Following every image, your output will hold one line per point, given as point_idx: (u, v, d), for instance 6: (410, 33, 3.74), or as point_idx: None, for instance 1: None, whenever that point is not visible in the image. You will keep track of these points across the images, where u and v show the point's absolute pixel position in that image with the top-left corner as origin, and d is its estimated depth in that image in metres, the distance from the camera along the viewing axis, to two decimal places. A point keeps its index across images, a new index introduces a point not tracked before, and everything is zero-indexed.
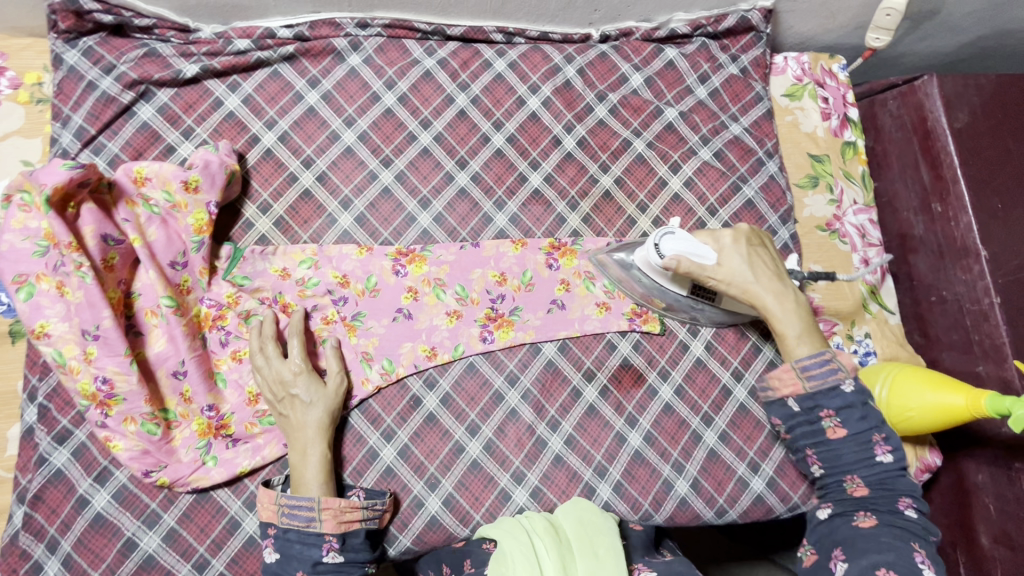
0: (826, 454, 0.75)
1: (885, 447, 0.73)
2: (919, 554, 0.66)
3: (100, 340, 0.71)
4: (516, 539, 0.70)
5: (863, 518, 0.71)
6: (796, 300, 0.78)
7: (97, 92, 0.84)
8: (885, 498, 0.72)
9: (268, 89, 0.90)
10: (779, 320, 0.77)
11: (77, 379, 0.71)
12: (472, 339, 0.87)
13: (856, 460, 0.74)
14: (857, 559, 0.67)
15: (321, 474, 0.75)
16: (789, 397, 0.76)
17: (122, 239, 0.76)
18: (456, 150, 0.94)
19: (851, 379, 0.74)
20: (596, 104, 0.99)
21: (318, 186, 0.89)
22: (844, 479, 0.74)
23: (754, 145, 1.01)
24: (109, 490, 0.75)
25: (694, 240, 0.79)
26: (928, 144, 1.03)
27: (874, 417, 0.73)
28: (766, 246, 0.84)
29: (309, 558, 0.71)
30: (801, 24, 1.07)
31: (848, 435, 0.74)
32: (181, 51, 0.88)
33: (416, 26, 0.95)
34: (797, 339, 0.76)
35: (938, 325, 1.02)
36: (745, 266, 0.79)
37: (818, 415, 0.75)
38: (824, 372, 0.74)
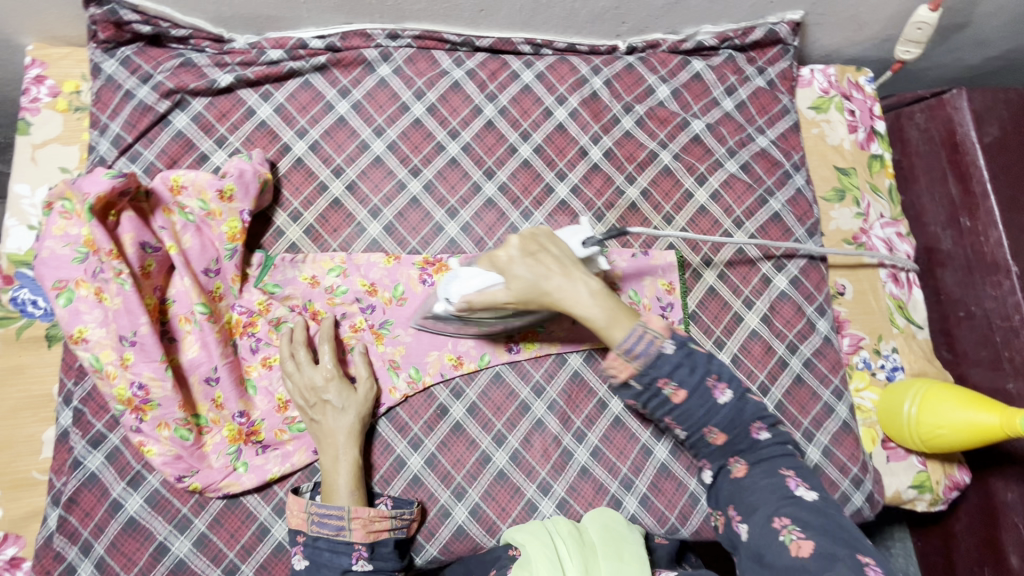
0: (681, 417, 0.65)
1: (721, 386, 0.64)
2: (791, 478, 0.64)
3: (136, 346, 0.72)
4: (538, 542, 0.71)
5: (736, 466, 0.66)
6: (595, 285, 0.66)
7: (134, 101, 0.86)
8: (740, 436, 0.65)
9: (299, 99, 0.91)
10: (582, 316, 0.65)
11: (113, 384, 0.72)
12: (498, 348, 0.86)
13: (704, 411, 0.64)
14: (753, 516, 0.62)
15: (350, 481, 0.75)
16: (628, 379, 0.64)
17: (158, 247, 0.77)
18: (483, 160, 0.95)
19: (670, 338, 0.63)
20: (622, 116, 0.99)
21: (347, 195, 0.90)
22: (703, 434, 0.65)
23: (780, 157, 1.01)
24: (142, 494, 0.75)
25: (476, 271, 0.72)
26: (957, 158, 1.03)
27: (703, 364, 0.63)
28: (554, 234, 0.71)
29: (339, 566, 0.71)
30: (828, 36, 1.07)
31: (689, 393, 0.63)
32: (216, 61, 0.90)
33: (445, 37, 0.96)
34: (605, 326, 0.64)
35: (965, 341, 1.01)
36: (529, 278, 0.67)
37: (658, 386, 0.63)
38: (643, 347, 0.62)
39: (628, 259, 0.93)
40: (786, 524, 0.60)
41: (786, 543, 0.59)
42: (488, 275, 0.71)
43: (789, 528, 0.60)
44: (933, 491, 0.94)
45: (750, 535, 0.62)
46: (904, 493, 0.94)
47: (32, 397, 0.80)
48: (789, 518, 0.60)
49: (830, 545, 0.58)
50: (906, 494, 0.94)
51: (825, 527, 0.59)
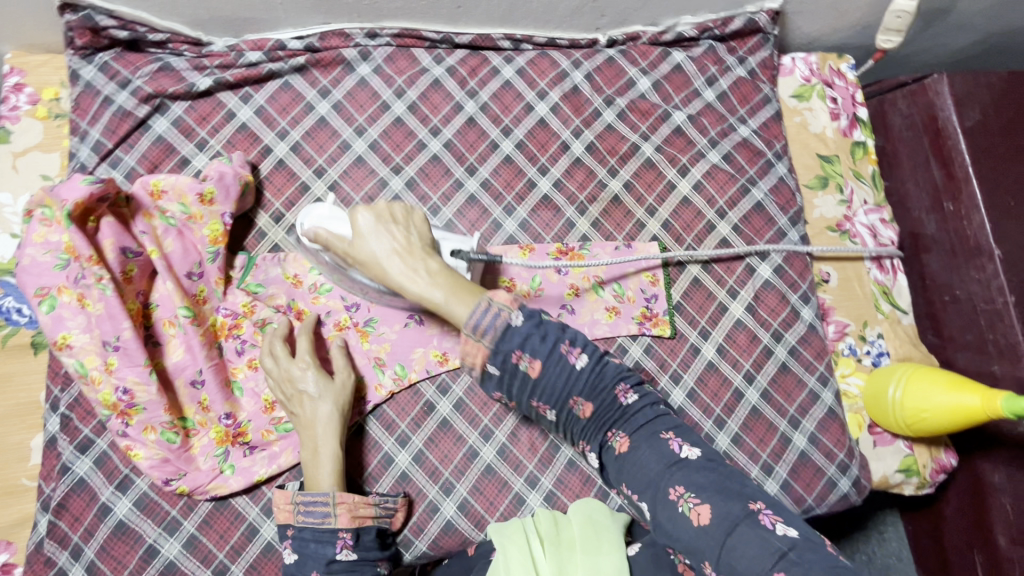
0: (546, 396, 0.61)
1: (577, 351, 0.60)
2: (673, 441, 0.59)
3: (120, 350, 0.72)
4: (514, 548, 0.71)
5: (617, 440, 0.61)
6: (437, 269, 0.66)
7: (114, 107, 0.86)
8: (609, 403, 0.61)
9: (280, 101, 0.92)
10: (421, 293, 0.65)
11: (98, 389, 0.73)
12: None
13: (564, 382, 0.60)
14: (648, 494, 0.57)
15: (332, 468, 0.75)
16: (486, 363, 0.60)
17: (139, 251, 0.77)
18: (465, 157, 0.95)
19: (517, 310, 0.59)
20: (603, 109, 0.99)
21: (329, 195, 0.91)
22: (571, 408, 0.61)
23: (762, 146, 1.01)
24: (131, 498, 0.76)
25: (334, 214, 0.75)
26: (939, 142, 1.03)
27: (554, 331, 0.60)
28: (414, 211, 0.72)
29: (323, 556, 0.70)
30: (809, 24, 1.07)
31: (544, 364, 0.59)
32: (194, 65, 0.90)
33: (425, 35, 0.96)
34: (445, 304, 0.64)
35: (952, 325, 1.02)
36: (368, 242, 0.69)
37: (513, 364, 0.59)
38: (489, 321, 0.58)
39: (611, 253, 0.94)
40: (682, 492, 0.55)
41: (685, 514, 0.55)
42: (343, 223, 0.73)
43: (684, 497, 0.55)
44: (921, 474, 0.94)
45: (652, 515, 0.57)
46: (891, 477, 0.94)
47: (19, 405, 0.81)
48: (682, 485, 0.56)
49: (726, 505, 0.54)
50: (893, 478, 0.95)
51: (717, 486, 0.55)
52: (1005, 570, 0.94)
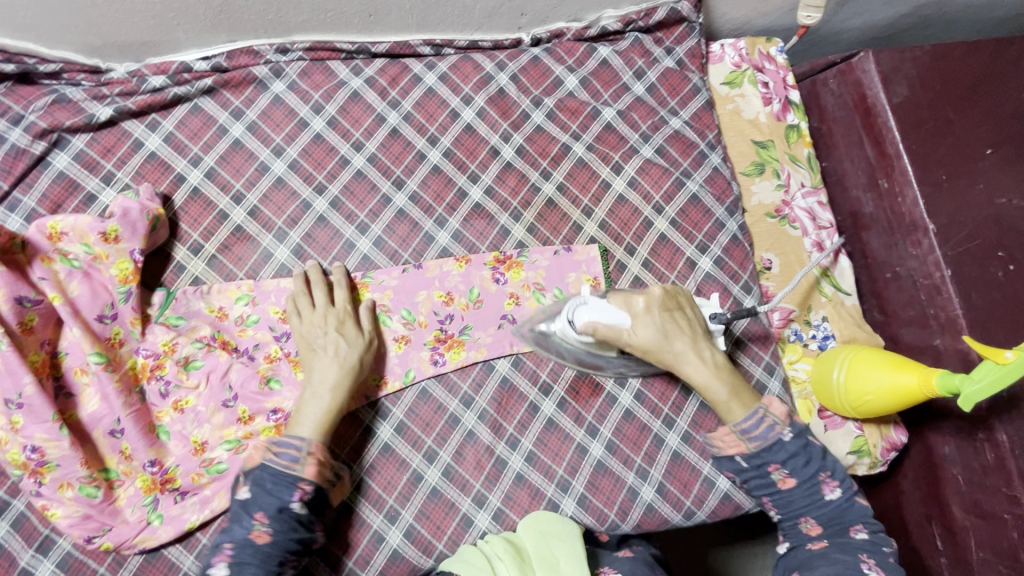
0: (780, 500, 0.75)
1: (832, 483, 0.73)
2: (866, 563, 0.68)
3: (24, 408, 0.68)
4: (475, 567, 0.71)
5: (815, 542, 0.72)
6: (719, 360, 0.77)
7: (5, 144, 0.81)
8: (837, 529, 0.73)
9: (189, 126, 0.87)
10: (708, 386, 0.75)
11: (6, 450, 0.68)
12: (423, 363, 0.84)
13: (807, 501, 0.73)
14: (812, 574, 0.69)
15: (320, 419, 0.74)
16: (737, 454, 0.75)
17: (40, 299, 0.72)
18: (391, 171, 0.91)
19: (789, 428, 0.74)
20: (532, 111, 0.97)
21: (249, 221, 0.87)
22: (799, 521, 0.74)
23: (695, 137, 1.00)
24: (53, 559, 0.72)
25: (607, 306, 0.77)
26: (870, 121, 1.03)
27: (818, 460, 0.73)
28: (686, 303, 0.79)
29: (276, 502, 0.69)
30: (734, 10, 1.05)
31: (798, 483, 0.73)
32: (93, 94, 0.85)
33: (338, 46, 0.92)
34: (729, 401, 0.75)
35: (894, 301, 1.02)
36: (659, 337, 0.75)
37: (767, 469, 0.73)
38: (763, 431, 0.73)
39: (549, 258, 0.91)
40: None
41: None
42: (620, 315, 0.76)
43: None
44: (872, 454, 0.95)
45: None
46: (844, 459, 0.95)
47: None
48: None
49: None
50: (846, 460, 0.95)
51: None
52: (961, 541, 0.94)
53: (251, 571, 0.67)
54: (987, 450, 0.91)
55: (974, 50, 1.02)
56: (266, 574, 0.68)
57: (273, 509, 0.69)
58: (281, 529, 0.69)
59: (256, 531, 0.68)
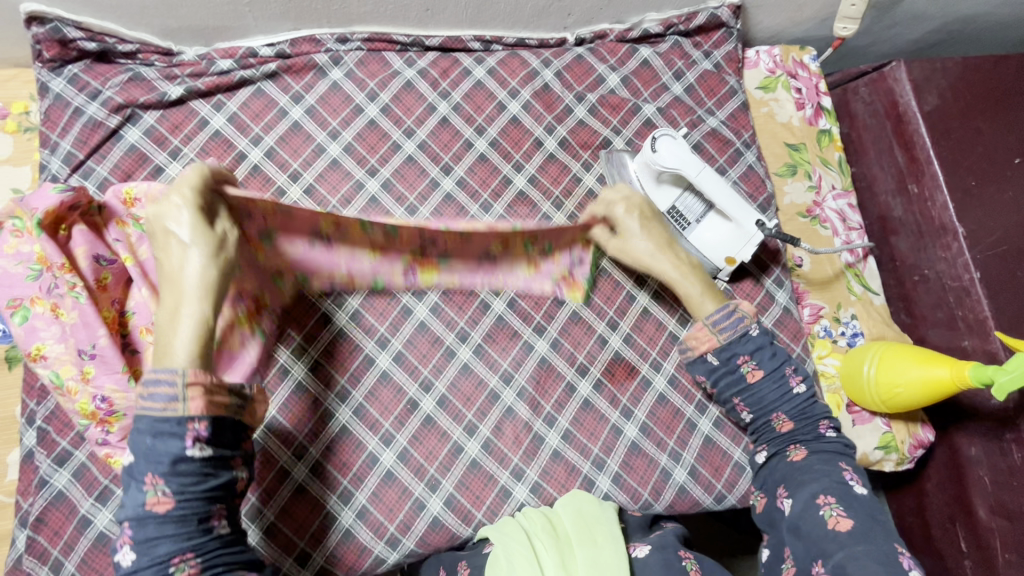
0: (750, 397, 0.80)
1: (797, 377, 0.79)
2: (846, 472, 0.72)
3: (97, 358, 0.72)
4: (514, 540, 0.73)
5: (795, 452, 0.76)
6: (688, 261, 0.86)
7: (84, 118, 0.86)
8: (808, 427, 0.77)
9: (252, 107, 0.92)
10: (679, 284, 0.85)
11: (76, 400, 0.72)
12: (393, 274, 0.85)
13: (775, 397, 0.79)
14: (799, 492, 0.72)
15: (191, 343, 0.60)
16: (707, 351, 0.81)
17: (114, 259, 0.77)
18: (440, 157, 0.96)
19: (756, 324, 0.80)
20: (575, 105, 1.01)
21: (305, 199, 0.91)
22: (771, 418, 0.79)
23: (730, 136, 1.04)
24: (111, 509, 0.75)
25: (688, 150, 0.87)
26: (901, 128, 1.06)
27: (783, 354, 0.79)
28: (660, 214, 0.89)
29: (166, 455, 0.56)
30: (770, 18, 1.10)
31: (765, 375, 0.79)
32: (165, 74, 0.90)
33: (395, 38, 0.97)
34: (701, 297, 0.84)
35: (922, 304, 1.04)
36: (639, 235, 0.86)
37: (736, 362, 0.79)
38: (732, 322, 0.80)
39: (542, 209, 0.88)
40: (829, 502, 0.69)
41: (827, 518, 0.68)
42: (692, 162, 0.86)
43: (831, 506, 0.69)
44: (899, 450, 0.96)
45: (793, 509, 0.71)
46: (872, 454, 0.96)
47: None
48: (832, 497, 0.69)
49: (866, 523, 0.67)
50: (874, 455, 0.96)
51: (867, 512, 0.68)
52: (986, 542, 0.95)
53: (164, 546, 0.57)
54: (1014, 451, 0.92)
55: (1006, 62, 1.05)
56: (182, 544, 0.57)
57: (164, 466, 0.56)
58: (183, 484, 0.57)
59: (154, 499, 0.56)
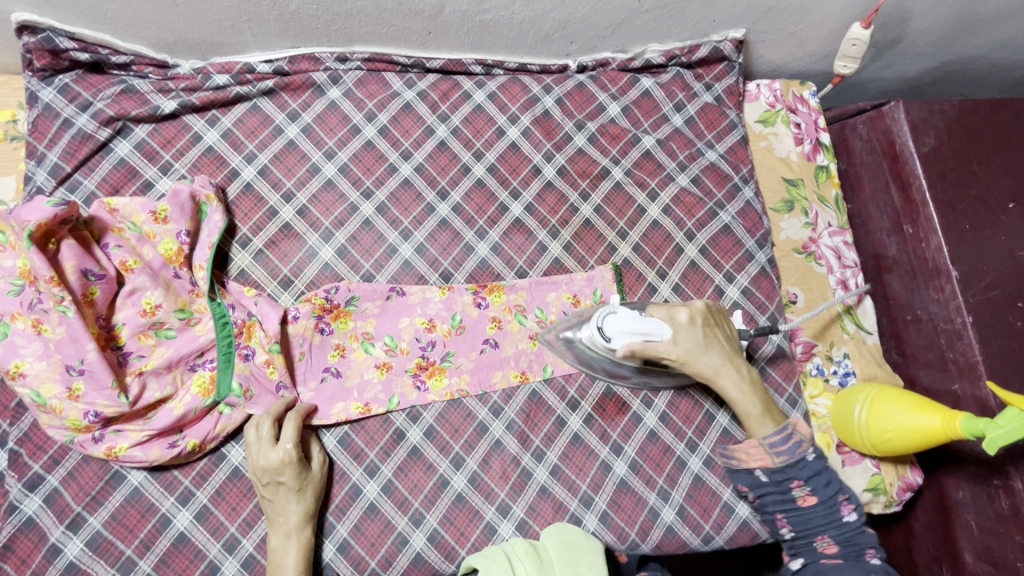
0: (798, 518, 0.77)
1: (850, 507, 0.76)
2: None
3: (85, 374, 0.70)
4: (494, 562, 0.70)
5: (833, 565, 0.74)
6: (748, 377, 0.82)
7: (73, 129, 0.84)
8: (851, 552, 0.74)
9: (247, 124, 0.90)
10: (738, 402, 0.80)
11: (63, 416, 0.70)
12: (406, 388, 0.85)
13: (826, 520, 0.76)
14: None
15: (299, 564, 0.73)
16: (757, 468, 0.79)
17: (103, 274, 0.74)
18: (436, 181, 0.94)
19: (813, 448, 0.77)
20: (575, 134, 1.00)
21: (298, 219, 0.89)
22: (814, 539, 0.76)
23: (729, 171, 1.04)
24: (83, 538, 0.72)
25: (640, 318, 0.80)
26: (897, 167, 1.06)
27: (837, 481, 0.76)
28: (723, 320, 0.85)
29: None
30: (772, 53, 1.10)
31: (818, 501, 0.76)
32: (159, 87, 0.88)
33: (395, 59, 0.96)
34: (761, 418, 0.80)
35: (914, 344, 1.04)
36: (700, 352, 0.80)
37: (789, 485, 0.77)
38: (790, 447, 0.77)
39: (528, 282, 0.92)
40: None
41: None
42: (659, 325, 0.80)
43: None
44: (887, 493, 0.96)
45: None
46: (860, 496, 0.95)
47: None
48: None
49: None
50: (862, 497, 0.96)
51: None
52: None
53: None
54: (1002, 497, 0.91)
55: (1003, 106, 1.06)
56: None
57: None
58: None
59: None
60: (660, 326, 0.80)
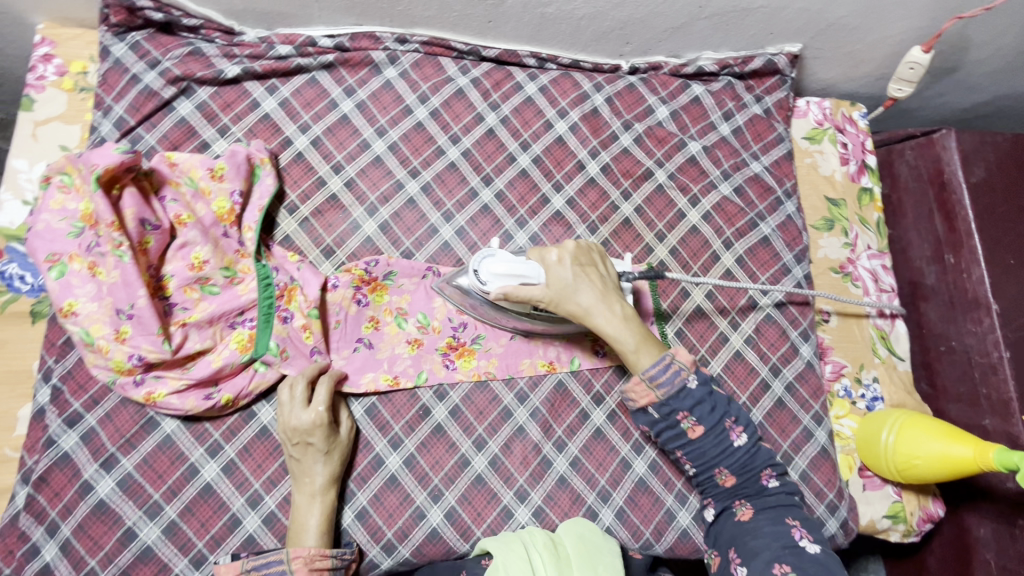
0: (694, 451, 0.76)
1: (738, 430, 0.75)
2: (796, 530, 0.71)
3: (134, 319, 0.72)
4: (514, 555, 0.71)
5: (742, 509, 0.75)
6: (626, 313, 0.77)
7: (140, 85, 0.87)
8: (749, 481, 0.75)
9: (305, 95, 0.92)
10: (615, 339, 0.76)
11: (108, 357, 0.72)
12: (434, 366, 0.86)
13: (717, 452, 0.75)
14: (754, 561, 0.70)
15: (322, 524, 0.74)
16: (648, 404, 0.75)
17: (158, 225, 0.77)
18: (482, 167, 0.96)
19: (694, 374, 0.74)
20: (621, 133, 1.01)
21: (344, 191, 0.91)
22: (714, 473, 0.76)
23: (772, 184, 1.04)
24: (115, 477, 0.74)
25: (514, 263, 0.76)
26: (943, 196, 1.05)
27: (721, 405, 0.74)
28: (600, 256, 0.80)
29: None
30: (825, 71, 1.09)
31: (706, 430, 0.74)
32: (225, 52, 0.91)
33: (453, 45, 0.98)
34: (636, 351, 0.75)
35: (946, 375, 1.03)
36: (574, 291, 0.76)
37: (676, 417, 0.74)
38: (669, 376, 0.73)
39: None
40: (786, 572, 0.68)
41: None
42: (533, 268, 0.76)
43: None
44: (907, 522, 0.94)
45: None
46: (878, 522, 0.94)
47: (10, 372, 0.80)
48: (789, 566, 0.68)
49: None
50: (880, 523, 0.94)
51: None
52: None
53: None
54: None
55: None
56: None
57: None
58: None
59: None
60: (527, 265, 0.75)
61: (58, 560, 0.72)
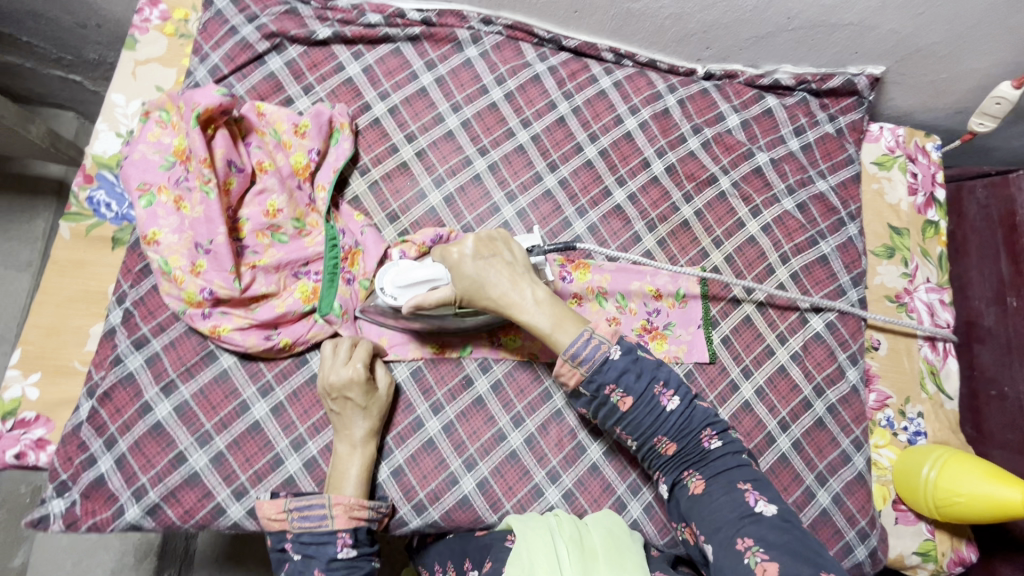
0: (628, 425, 0.73)
1: (668, 393, 0.72)
2: (751, 495, 0.68)
3: (210, 254, 0.75)
4: (540, 544, 0.70)
5: (694, 482, 0.72)
6: (539, 297, 0.75)
7: (237, 37, 0.91)
8: (690, 445, 0.73)
9: (387, 64, 0.95)
10: (530, 324, 0.74)
11: (182, 288, 0.75)
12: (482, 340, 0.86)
13: (652, 420, 0.72)
14: (716, 536, 0.66)
15: (360, 474, 0.76)
16: (577, 385, 0.72)
17: (242, 168, 0.80)
18: (549, 153, 0.97)
19: (616, 345, 0.71)
20: (690, 136, 1.01)
21: (415, 160, 0.93)
22: (654, 443, 0.73)
23: (837, 204, 1.03)
24: (172, 402, 0.78)
25: (417, 276, 0.76)
26: (1013, 238, 1.02)
27: (647, 370, 0.71)
28: (507, 241, 0.77)
29: (324, 555, 0.71)
30: (903, 98, 1.08)
31: (636, 400, 0.71)
32: (318, 15, 0.94)
33: (536, 31, 0.99)
34: (554, 332, 0.73)
35: (993, 421, 1.01)
36: (481, 284, 0.74)
37: (605, 392, 0.71)
38: (590, 351, 0.70)
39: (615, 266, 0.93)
40: (750, 546, 0.63)
41: (753, 566, 0.62)
42: (441, 272, 0.77)
43: (753, 552, 0.62)
44: (938, 562, 0.92)
45: (714, 556, 0.65)
46: (907, 557, 0.93)
47: (87, 292, 0.84)
48: (753, 539, 0.63)
49: (794, 563, 0.60)
50: (909, 559, 0.93)
51: (789, 547, 0.62)
52: None
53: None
54: None
55: None
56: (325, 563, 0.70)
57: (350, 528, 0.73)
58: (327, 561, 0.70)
59: None
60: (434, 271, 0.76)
61: (111, 472, 0.76)
